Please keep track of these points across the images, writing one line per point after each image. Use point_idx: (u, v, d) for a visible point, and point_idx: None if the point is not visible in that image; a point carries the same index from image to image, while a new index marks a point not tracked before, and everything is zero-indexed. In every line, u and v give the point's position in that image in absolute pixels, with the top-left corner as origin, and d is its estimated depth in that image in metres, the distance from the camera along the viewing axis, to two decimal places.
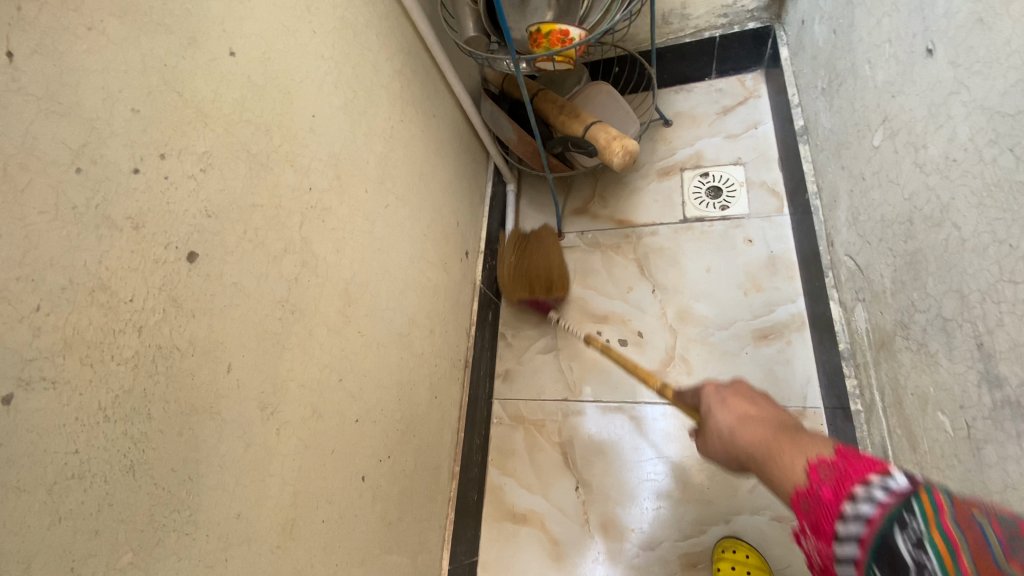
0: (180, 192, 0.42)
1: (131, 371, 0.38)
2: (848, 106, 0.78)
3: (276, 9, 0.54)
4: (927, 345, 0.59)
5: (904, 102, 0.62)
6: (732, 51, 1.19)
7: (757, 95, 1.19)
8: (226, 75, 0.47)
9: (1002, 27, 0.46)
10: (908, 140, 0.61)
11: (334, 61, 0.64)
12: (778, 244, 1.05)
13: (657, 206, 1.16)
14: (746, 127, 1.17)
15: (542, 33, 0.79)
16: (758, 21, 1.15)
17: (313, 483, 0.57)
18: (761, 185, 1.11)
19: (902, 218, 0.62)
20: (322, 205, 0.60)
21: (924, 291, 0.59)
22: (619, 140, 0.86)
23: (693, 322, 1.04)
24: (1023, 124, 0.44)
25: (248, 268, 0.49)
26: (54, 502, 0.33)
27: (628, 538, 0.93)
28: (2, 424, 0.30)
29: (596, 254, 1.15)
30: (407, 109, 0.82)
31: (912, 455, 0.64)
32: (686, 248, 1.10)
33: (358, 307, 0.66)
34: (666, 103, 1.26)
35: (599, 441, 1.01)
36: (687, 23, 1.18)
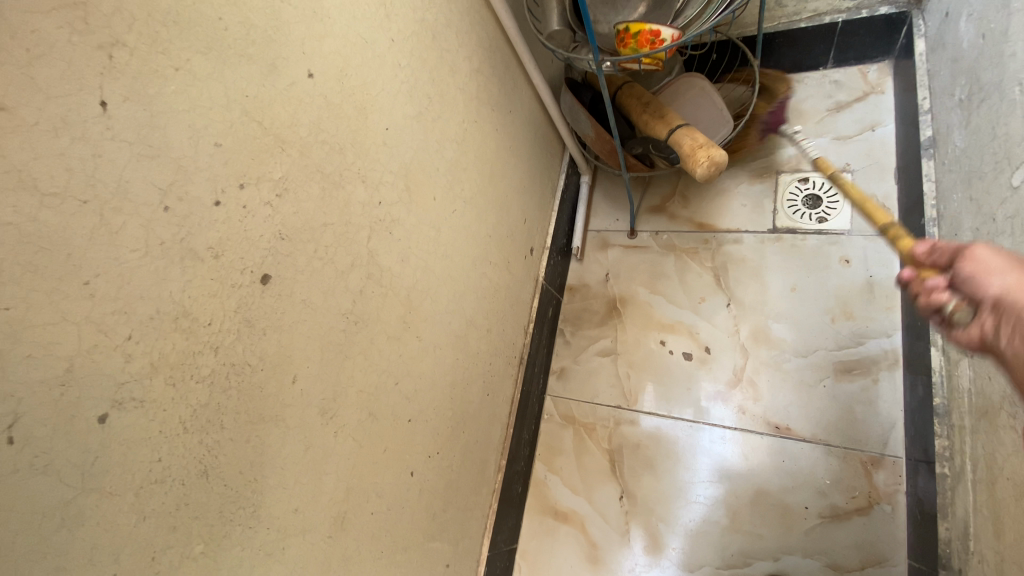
0: (256, 218, 0.45)
1: (207, 388, 0.42)
2: (987, 129, 0.68)
3: (356, 21, 0.54)
4: None
5: None
6: (857, 38, 1.04)
7: (879, 91, 1.04)
8: (305, 97, 0.49)
9: None
10: None
11: (411, 68, 0.63)
12: (880, 269, 0.94)
13: (745, 212, 1.07)
14: (861, 129, 1.03)
15: (630, 32, 0.73)
16: (891, 6, 0.99)
17: (365, 479, 0.61)
18: (869, 198, 0.98)
19: None
20: (390, 217, 0.61)
21: None
22: (706, 149, 0.79)
23: (768, 344, 0.97)
24: None
25: (317, 285, 0.52)
26: (139, 503, 0.38)
27: (667, 556, 0.92)
28: (97, 440, 0.35)
29: (669, 257, 1.10)
30: (482, 106, 0.80)
31: (994, 541, 0.59)
32: (771, 262, 1.02)
33: (418, 313, 0.68)
34: (768, 94, 1.13)
35: (650, 454, 0.99)
36: (803, 6, 1.06)
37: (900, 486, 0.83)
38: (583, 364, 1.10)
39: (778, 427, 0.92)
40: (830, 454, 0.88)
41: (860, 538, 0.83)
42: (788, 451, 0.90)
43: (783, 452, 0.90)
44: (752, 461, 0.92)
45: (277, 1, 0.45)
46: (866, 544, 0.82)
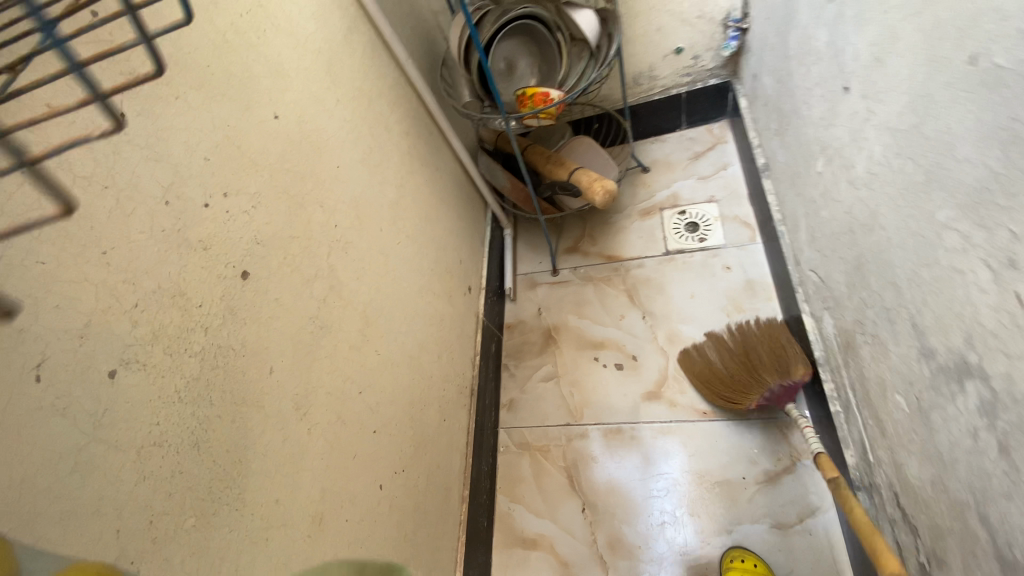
0: (237, 223, 0.52)
1: (198, 362, 0.46)
2: (796, 141, 0.91)
3: (310, 83, 0.67)
4: (879, 336, 0.66)
5: (834, 132, 0.74)
6: (699, 104, 1.34)
7: (723, 141, 1.33)
8: (273, 133, 0.59)
9: (893, 61, 0.56)
10: (841, 162, 0.72)
11: (354, 123, 0.76)
12: (754, 270, 1.14)
13: (641, 242, 1.26)
14: (716, 169, 1.30)
15: (526, 95, 0.93)
16: (717, 78, 1.29)
17: (338, 484, 0.63)
18: (734, 219, 1.22)
19: (846, 228, 0.72)
20: (345, 239, 0.70)
21: (870, 288, 0.67)
22: (600, 181, 0.98)
23: (683, 344, 1.11)
24: (916, 135, 0.53)
25: (288, 287, 0.58)
26: (140, 463, 0.40)
27: (635, 556, 0.95)
28: (108, 393, 0.38)
29: (589, 286, 1.25)
30: (413, 161, 0.94)
31: (882, 442, 0.71)
32: (671, 277, 1.19)
33: (375, 329, 0.75)
34: (643, 151, 1.39)
35: (603, 462, 1.05)
36: (655, 83, 1.33)
37: None
38: (529, 393, 1.17)
39: (706, 413, 1.03)
40: (752, 426, 1.00)
41: (793, 494, 0.93)
42: (719, 432, 1.01)
43: (714, 434, 1.01)
44: (691, 447, 1.01)
45: (251, 60, 0.57)
46: (798, 499, 0.92)
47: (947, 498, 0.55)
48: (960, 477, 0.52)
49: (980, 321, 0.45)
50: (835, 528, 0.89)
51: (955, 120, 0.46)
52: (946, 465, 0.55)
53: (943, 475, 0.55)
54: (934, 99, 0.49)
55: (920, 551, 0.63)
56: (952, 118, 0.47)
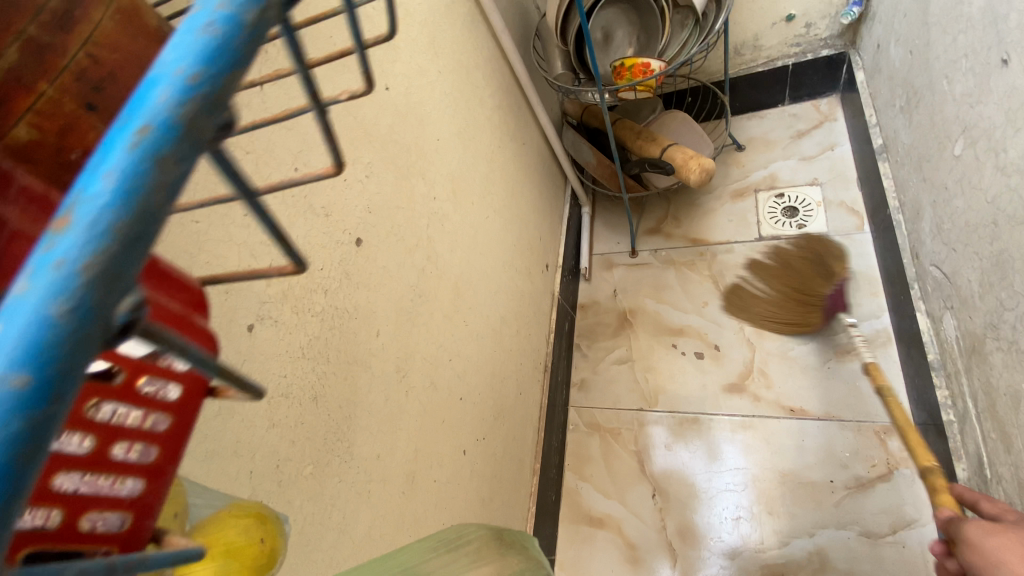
0: (353, 192, 0.55)
1: (318, 322, 0.49)
2: (927, 120, 0.84)
3: (416, 54, 0.68)
4: (1019, 342, 0.62)
5: (982, 111, 0.68)
6: (806, 77, 1.23)
7: (832, 118, 1.22)
8: (384, 104, 0.61)
9: None
10: (988, 146, 0.67)
11: (453, 95, 0.77)
12: (860, 261, 1.06)
13: (732, 225, 1.20)
14: (821, 150, 1.20)
15: (625, 66, 0.89)
16: (831, 48, 1.18)
17: (429, 446, 0.66)
18: (839, 205, 1.12)
19: (986, 220, 0.68)
20: (442, 212, 0.72)
21: (1012, 289, 0.63)
22: (697, 159, 0.93)
23: (771, 336, 1.06)
24: None
25: (392, 256, 0.60)
26: (270, 412, 0.43)
27: (706, 547, 0.93)
28: (247, 345, 0.42)
29: (671, 270, 1.21)
30: (504, 135, 0.94)
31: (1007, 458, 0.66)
32: (763, 264, 1.13)
33: (464, 300, 0.77)
34: (739, 128, 1.30)
35: (676, 451, 1.03)
36: (759, 54, 1.23)
37: None
38: (602, 374, 1.16)
39: (793, 410, 0.98)
40: (845, 428, 0.94)
41: (887, 503, 0.87)
42: (806, 431, 0.96)
43: (802, 432, 0.96)
44: (774, 443, 0.97)
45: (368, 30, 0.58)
46: (893, 508, 0.86)
47: None
48: None
49: None
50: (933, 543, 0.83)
51: None
52: None
53: None
54: None
55: None
56: None
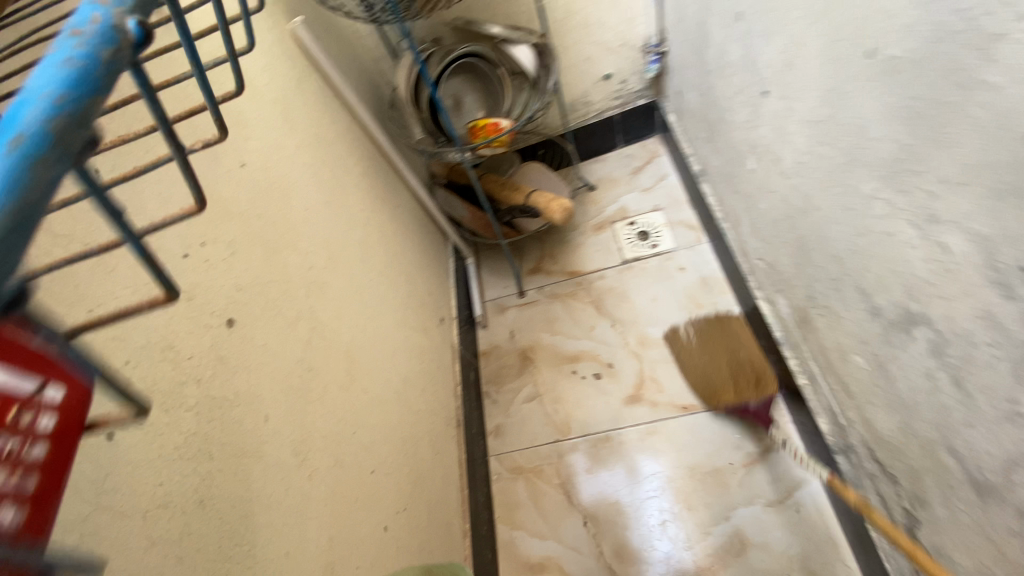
0: (217, 272, 0.52)
1: (194, 416, 0.44)
2: (726, 144, 1.00)
3: (270, 131, 0.68)
4: (830, 305, 0.73)
5: (760, 132, 0.81)
6: (631, 123, 1.43)
7: (658, 154, 1.42)
8: (240, 182, 0.59)
9: (802, 63, 0.62)
10: (770, 156, 0.79)
11: (315, 167, 0.77)
12: (706, 267, 1.22)
13: (600, 255, 1.32)
14: (656, 180, 1.39)
15: (478, 126, 0.98)
16: (644, 98, 1.39)
17: (345, 530, 0.61)
18: (680, 223, 1.30)
19: (784, 215, 0.81)
20: (321, 280, 0.70)
21: (815, 265, 0.75)
22: (557, 201, 1.05)
23: (653, 346, 1.16)
24: (830, 128, 0.60)
25: (272, 332, 0.57)
26: (147, 528, 0.38)
27: (642, 559, 0.96)
28: (107, 457, 0.36)
29: (556, 304, 1.29)
30: (374, 200, 0.95)
31: (849, 401, 0.76)
32: (633, 284, 1.25)
33: (360, 368, 0.74)
34: (588, 171, 1.46)
35: (594, 473, 1.06)
36: (590, 107, 1.39)
37: (786, 419, 1.01)
38: (513, 416, 1.17)
39: (686, 407, 1.07)
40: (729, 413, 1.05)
41: (776, 472, 0.97)
42: (700, 424, 1.05)
43: (697, 426, 1.05)
44: (677, 442, 1.04)
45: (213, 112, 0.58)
46: (784, 474, 0.96)
47: (919, 440, 0.60)
48: (927, 418, 0.57)
49: (916, 273, 0.51)
50: (821, 495, 0.92)
51: (864, 107, 0.53)
52: (911, 411, 0.59)
53: (911, 417, 0.60)
54: (844, 92, 0.55)
55: (903, 496, 0.68)
56: (861, 105, 0.53)
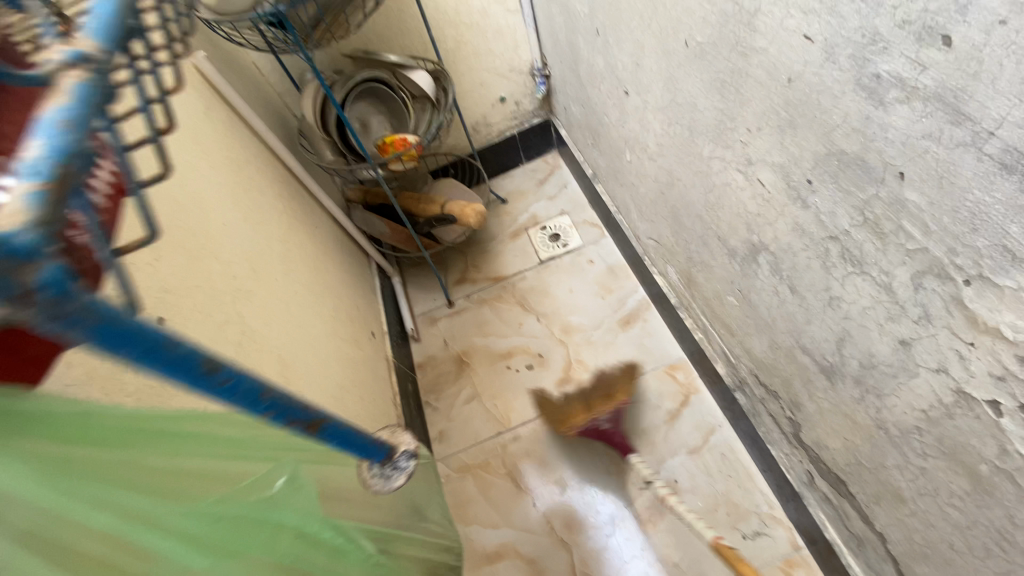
0: (144, 273, 0.54)
1: (135, 402, 0.46)
2: (606, 144, 1.15)
3: (182, 152, 0.71)
4: (704, 260, 0.87)
5: (629, 126, 0.96)
6: (530, 141, 1.56)
7: (557, 165, 1.57)
8: (160, 196, 0.62)
9: (646, 63, 0.77)
10: (640, 145, 0.94)
11: (231, 188, 0.81)
12: (611, 257, 1.36)
13: (517, 259, 1.42)
14: (559, 188, 1.53)
15: (386, 143, 1.06)
16: (538, 117, 1.53)
17: None
18: (584, 223, 1.44)
19: (658, 194, 0.95)
20: (245, 288, 0.73)
21: (687, 229, 0.88)
22: (470, 207, 1.15)
23: (575, 332, 1.27)
24: (672, 111, 0.75)
25: (203, 332, 0.60)
26: None
27: (591, 524, 1.04)
28: None
29: (483, 309, 1.36)
30: (293, 221, 0.99)
31: (733, 339, 0.90)
32: (550, 281, 1.36)
33: (295, 371, 0.77)
34: (497, 186, 1.58)
35: (538, 454, 1.13)
36: (491, 129, 1.51)
37: (695, 376, 1.14)
38: (456, 419, 1.22)
39: None
40: (648, 379, 1.16)
41: (695, 422, 1.09)
42: None
43: (621, 396, 1.15)
44: None
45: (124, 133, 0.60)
46: (700, 422, 1.09)
47: (782, 351, 0.73)
48: (782, 328, 0.70)
49: (750, 210, 0.65)
50: (731, 436, 1.05)
51: (691, 87, 0.67)
52: (772, 328, 0.73)
53: (774, 333, 0.73)
54: (677, 78, 0.70)
55: (784, 407, 0.81)
56: (689, 86, 0.67)
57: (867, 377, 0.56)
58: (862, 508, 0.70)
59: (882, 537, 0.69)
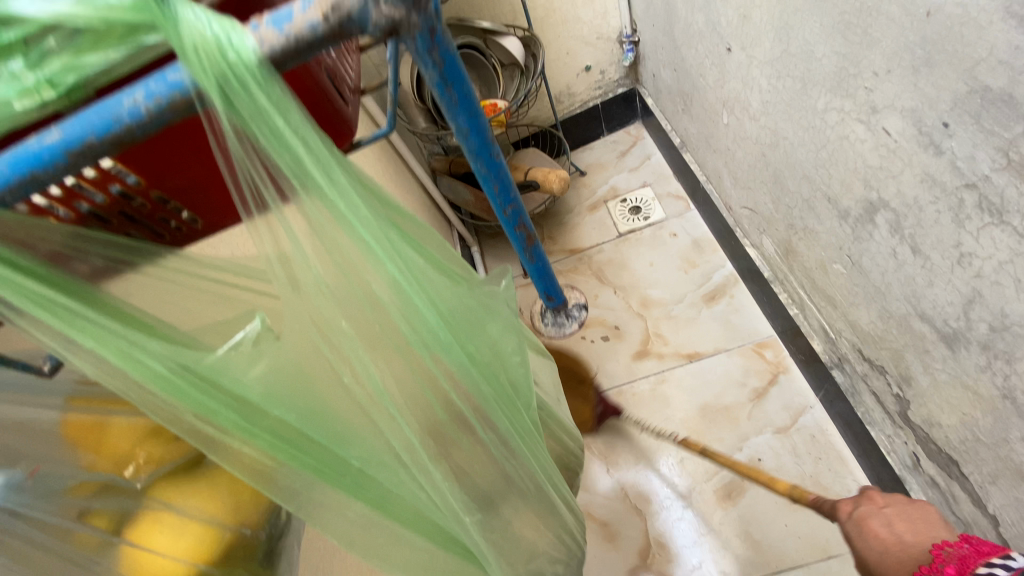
0: None
1: None
2: (699, 109, 1.11)
3: None
4: (808, 226, 0.83)
5: (728, 86, 0.92)
6: (613, 112, 1.54)
7: (641, 137, 1.53)
8: None
9: (756, 12, 0.73)
10: (739, 105, 0.90)
11: (338, 148, 0.87)
12: (695, 231, 1.32)
13: (596, 231, 1.42)
14: (642, 160, 1.49)
15: None
16: (623, 86, 1.49)
17: None
18: (668, 196, 1.40)
19: (758, 157, 0.90)
20: None
21: (790, 193, 0.84)
22: (554, 172, 1.15)
23: (655, 305, 1.25)
24: (782, 63, 0.71)
25: None
26: None
27: (667, 495, 1.03)
28: None
29: (560, 279, 1.37)
30: (388, 184, 1.05)
31: (835, 311, 0.85)
32: (630, 254, 1.34)
33: None
34: (578, 158, 1.57)
35: (613, 423, 1.13)
36: (574, 100, 1.50)
37: (785, 354, 1.09)
38: None
39: (690, 354, 1.16)
40: (732, 355, 1.12)
41: (783, 401, 1.04)
42: (706, 368, 1.13)
43: (703, 370, 1.13)
44: (686, 386, 1.12)
45: None
46: (789, 402, 1.04)
47: (896, 320, 0.69)
48: (898, 294, 0.66)
49: (869, 164, 0.61)
50: (823, 418, 1.01)
51: (808, 33, 0.63)
52: (885, 295, 0.69)
53: (887, 300, 0.69)
54: (792, 26, 0.66)
55: (892, 383, 0.76)
56: (806, 32, 0.64)
57: (996, 341, 0.53)
58: (976, 488, 0.68)
59: (994, 521, 0.66)
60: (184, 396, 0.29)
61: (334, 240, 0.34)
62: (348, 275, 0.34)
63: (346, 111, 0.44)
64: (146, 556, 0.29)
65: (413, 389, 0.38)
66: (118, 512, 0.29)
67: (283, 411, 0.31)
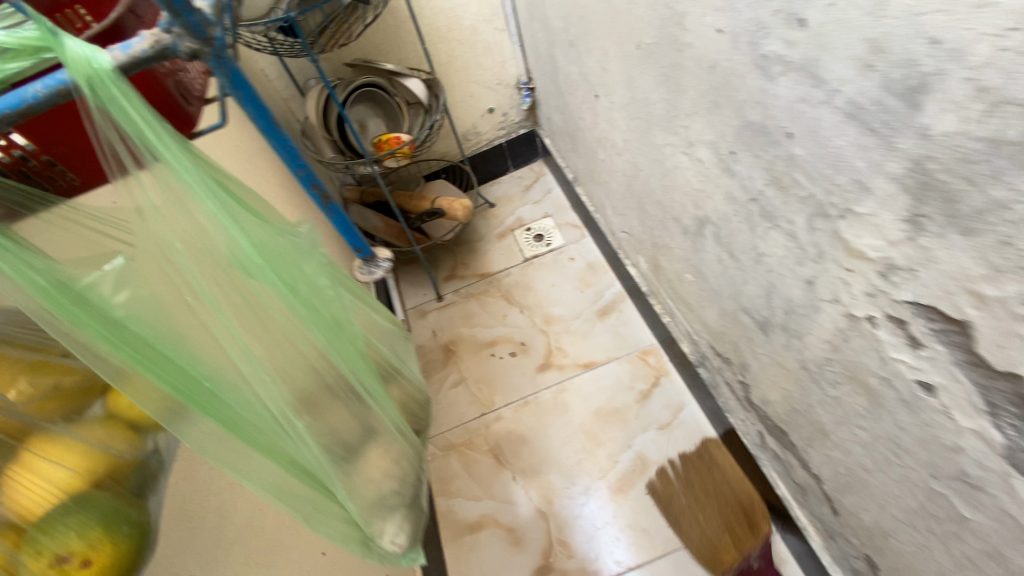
0: None
1: None
2: (583, 147, 1.26)
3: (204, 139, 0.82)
4: (666, 243, 0.97)
5: (600, 127, 1.07)
6: (516, 150, 1.69)
7: (543, 173, 1.69)
8: None
9: (611, 65, 0.88)
10: (609, 143, 1.05)
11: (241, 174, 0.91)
12: (590, 255, 1.46)
13: (503, 257, 1.52)
14: (544, 193, 1.64)
15: (382, 141, 1.17)
16: (524, 127, 1.64)
17: None
18: (566, 224, 1.55)
19: (627, 187, 1.06)
20: None
21: (651, 216, 0.99)
22: (458, 201, 1.25)
23: (557, 323, 1.36)
24: (632, 107, 0.86)
25: None
26: None
27: (568, 495, 1.11)
28: None
29: (470, 302, 1.45)
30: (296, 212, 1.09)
31: (694, 316, 1.00)
32: (534, 277, 1.46)
33: None
34: (486, 191, 1.69)
35: (518, 433, 1.21)
36: (481, 138, 1.62)
37: (665, 360, 1.23)
38: (442, 402, 1.30)
39: (586, 364, 1.27)
40: (621, 363, 1.25)
41: (666, 399, 1.18)
42: (600, 375, 1.24)
43: (597, 378, 1.24)
44: (584, 392, 1.23)
45: None
46: (671, 398, 1.18)
47: (730, 316, 0.83)
48: (728, 294, 0.80)
49: (695, 188, 0.76)
50: (698, 412, 1.15)
51: (645, 83, 0.78)
52: (720, 296, 0.83)
53: (722, 300, 0.83)
54: (634, 77, 0.81)
55: (738, 372, 0.90)
56: (643, 82, 0.79)
57: (791, 321, 0.66)
58: (800, 452, 0.80)
59: (817, 478, 0.79)
60: (60, 311, 0.32)
61: (185, 200, 0.41)
62: (196, 225, 0.41)
63: (192, 111, 0.55)
64: (39, 463, 0.28)
65: (261, 333, 0.45)
66: (19, 421, 0.28)
67: (144, 328, 0.35)
